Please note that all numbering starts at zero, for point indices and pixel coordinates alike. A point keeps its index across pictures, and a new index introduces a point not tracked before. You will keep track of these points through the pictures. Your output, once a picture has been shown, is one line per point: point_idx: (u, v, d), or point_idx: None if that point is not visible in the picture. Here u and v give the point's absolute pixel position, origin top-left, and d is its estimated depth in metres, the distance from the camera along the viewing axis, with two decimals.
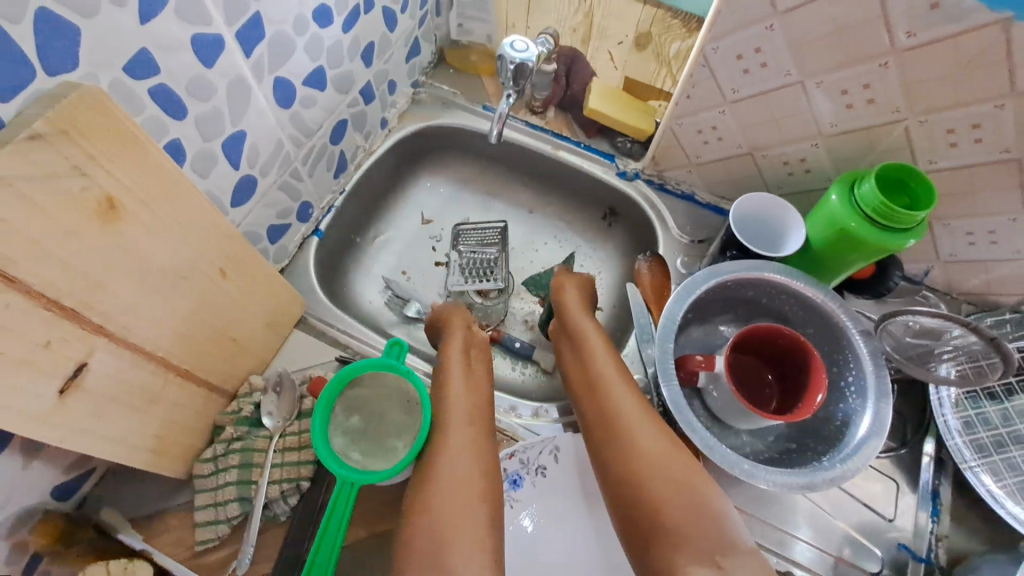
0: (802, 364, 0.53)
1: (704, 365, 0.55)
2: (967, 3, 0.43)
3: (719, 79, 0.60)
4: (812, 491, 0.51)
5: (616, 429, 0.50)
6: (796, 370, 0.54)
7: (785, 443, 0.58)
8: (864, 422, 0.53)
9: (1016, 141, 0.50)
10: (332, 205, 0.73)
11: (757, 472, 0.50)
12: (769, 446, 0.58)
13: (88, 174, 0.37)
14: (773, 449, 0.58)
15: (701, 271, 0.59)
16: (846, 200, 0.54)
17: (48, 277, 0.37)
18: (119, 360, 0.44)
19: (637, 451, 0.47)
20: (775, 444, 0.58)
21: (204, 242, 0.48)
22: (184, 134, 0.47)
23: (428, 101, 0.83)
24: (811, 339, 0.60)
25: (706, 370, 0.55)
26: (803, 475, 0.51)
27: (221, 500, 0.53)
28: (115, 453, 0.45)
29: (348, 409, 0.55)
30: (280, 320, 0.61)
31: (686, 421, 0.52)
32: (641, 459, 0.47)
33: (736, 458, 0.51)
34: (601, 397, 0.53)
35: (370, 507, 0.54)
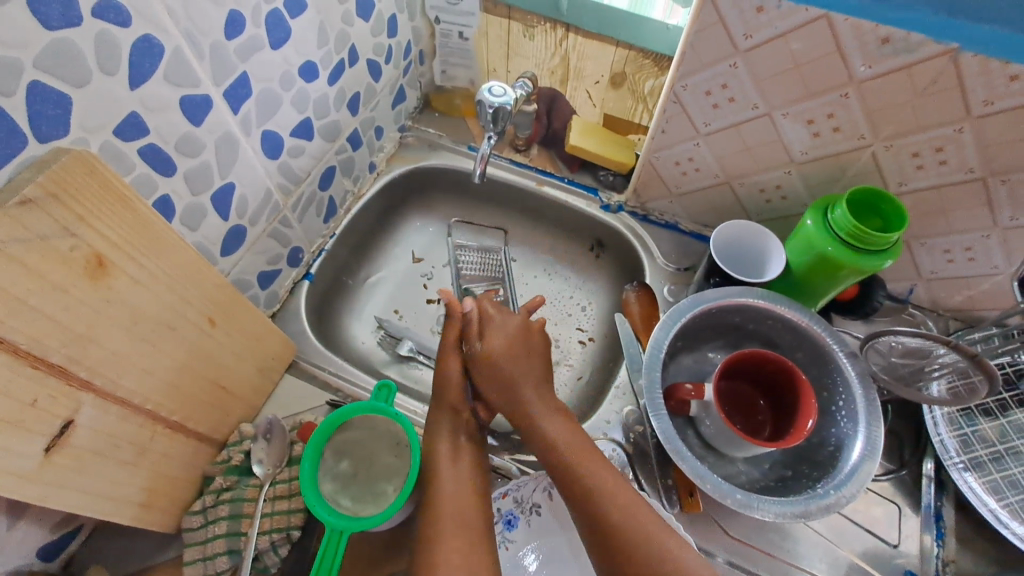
0: (790, 390, 0.53)
1: (694, 393, 0.54)
2: (915, 37, 0.45)
3: (691, 114, 0.62)
4: (808, 520, 0.50)
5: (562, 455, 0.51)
6: (788, 416, 0.53)
7: (781, 470, 0.57)
8: (855, 448, 0.53)
9: (978, 162, 0.52)
10: (322, 248, 0.75)
11: (752, 502, 0.50)
12: (765, 475, 0.57)
13: (77, 234, 0.38)
14: (768, 477, 0.57)
15: (686, 299, 0.60)
16: (821, 225, 0.56)
17: (36, 336, 0.37)
18: (106, 414, 0.44)
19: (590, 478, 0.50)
20: (770, 472, 0.57)
21: (191, 292, 0.49)
22: (172, 189, 0.49)
23: (414, 144, 0.86)
24: (799, 363, 0.60)
25: (697, 399, 0.54)
26: (798, 503, 0.50)
27: (211, 554, 0.52)
28: (103, 509, 0.45)
29: (338, 453, 0.55)
30: (270, 364, 0.62)
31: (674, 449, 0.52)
32: (596, 487, 0.49)
33: (730, 488, 0.50)
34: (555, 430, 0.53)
35: (360, 556, 0.53)
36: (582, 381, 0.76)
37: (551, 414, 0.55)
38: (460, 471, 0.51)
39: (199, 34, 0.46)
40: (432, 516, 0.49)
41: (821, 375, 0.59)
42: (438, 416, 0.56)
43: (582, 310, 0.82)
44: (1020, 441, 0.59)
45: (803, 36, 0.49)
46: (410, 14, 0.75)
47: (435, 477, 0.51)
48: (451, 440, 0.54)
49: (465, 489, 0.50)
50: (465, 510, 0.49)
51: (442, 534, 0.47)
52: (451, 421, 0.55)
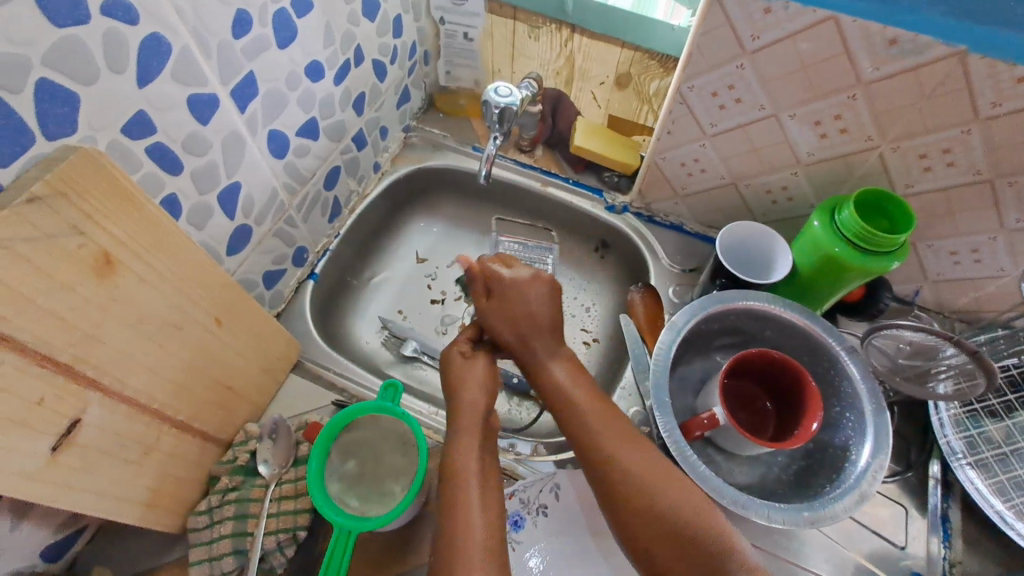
0: (788, 375, 0.53)
1: (707, 423, 0.52)
2: (923, 38, 0.45)
3: (697, 115, 0.62)
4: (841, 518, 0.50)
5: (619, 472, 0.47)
6: (794, 411, 0.53)
7: (804, 445, 0.58)
8: (863, 409, 0.54)
9: (986, 163, 0.52)
10: (327, 248, 0.75)
11: (821, 513, 0.50)
12: (790, 458, 0.58)
13: (85, 233, 0.38)
14: (796, 458, 0.58)
15: (664, 335, 0.58)
16: (828, 226, 0.56)
17: (42, 335, 0.37)
18: (113, 413, 0.43)
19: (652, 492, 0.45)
20: (795, 452, 0.58)
21: (198, 292, 0.49)
22: (180, 188, 0.49)
23: (419, 144, 0.86)
24: (773, 340, 0.62)
25: (710, 426, 0.52)
26: (850, 490, 0.51)
27: (216, 554, 0.51)
28: (109, 509, 0.45)
29: (344, 453, 0.54)
30: (276, 364, 0.62)
31: (701, 475, 0.50)
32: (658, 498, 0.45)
33: (794, 510, 0.50)
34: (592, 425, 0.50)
35: (366, 557, 0.53)
36: None
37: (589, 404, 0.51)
38: (483, 468, 0.49)
39: (207, 33, 0.46)
40: (450, 497, 0.47)
41: (801, 344, 0.60)
42: (465, 421, 0.52)
43: (586, 311, 0.82)
44: None
45: (812, 36, 0.49)
46: (415, 14, 0.75)
47: (457, 472, 0.48)
48: (474, 439, 0.51)
49: (490, 494, 0.47)
50: (493, 525, 0.45)
51: (460, 518, 0.45)
52: (472, 421, 0.52)
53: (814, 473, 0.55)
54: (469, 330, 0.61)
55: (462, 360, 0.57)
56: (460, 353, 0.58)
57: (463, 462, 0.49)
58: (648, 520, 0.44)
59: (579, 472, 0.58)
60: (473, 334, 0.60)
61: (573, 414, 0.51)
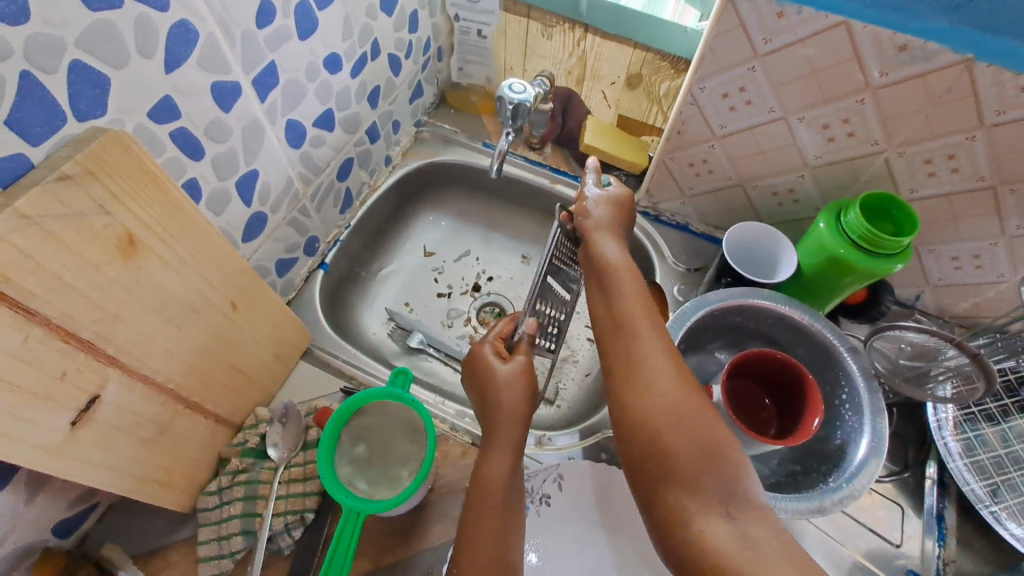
0: (798, 386, 0.54)
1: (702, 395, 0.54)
2: (933, 46, 0.47)
3: (707, 116, 0.63)
4: (820, 516, 0.51)
5: (669, 442, 0.40)
6: (797, 414, 0.53)
7: (790, 465, 0.58)
8: (863, 417, 0.55)
9: (989, 170, 0.53)
10: (338, 239, 0.76)
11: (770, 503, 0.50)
12: (792, 455, 0.59)
13: (111, 213, 0.39)
14: (779, 474, 0.58)
15: (690, 302, 0.60)
16: (833, 228, 0.57)
17: (67, 311, 0.38)
18: (131, 392, 0.44)
19: (697, 400, 0.42)
20: (785, 463, 0.58)
21: (216, 276, 0.50)
22: (200, 173, 0.50)
23: (430, 139, 0.87)
24: (803, 359, 0.61)
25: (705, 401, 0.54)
26: (813, 499, 0.50)
27: (225, 534, 0.52)
28: (123, 485, 0.46)
29: (355, 438, 0.55)
30: (287, 351, 0.63)
31: None
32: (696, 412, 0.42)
33: None
34: (640, 331, 0.47)
35: (374, 540, 0.54)
36: (589, 377, 0.76)
37: (641, 307, 0.50)
38: (509, 484, 0.49)
39: (232, 22, 0.47)
40: (476, 510, 0.47)
41: (825, 369, 0.60)
42: (514, 436, 0.52)
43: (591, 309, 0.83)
44: (1020, 448, 0.60)
45: (821, 42, 0.51)
46: (431, 11, 0.76)
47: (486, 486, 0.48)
48: (510, 443, 0.52)
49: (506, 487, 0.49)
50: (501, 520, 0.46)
51: (486, 524, 0.46)
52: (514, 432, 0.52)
53: (804, 478, 0.55)
54: (501, 327, 0.61)
55: (485, 361, 0.56)
56: (494, 352, 0.58)
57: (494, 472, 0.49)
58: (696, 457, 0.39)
59: (583, 465, 0.59)
60: (505, 333, 0.60)
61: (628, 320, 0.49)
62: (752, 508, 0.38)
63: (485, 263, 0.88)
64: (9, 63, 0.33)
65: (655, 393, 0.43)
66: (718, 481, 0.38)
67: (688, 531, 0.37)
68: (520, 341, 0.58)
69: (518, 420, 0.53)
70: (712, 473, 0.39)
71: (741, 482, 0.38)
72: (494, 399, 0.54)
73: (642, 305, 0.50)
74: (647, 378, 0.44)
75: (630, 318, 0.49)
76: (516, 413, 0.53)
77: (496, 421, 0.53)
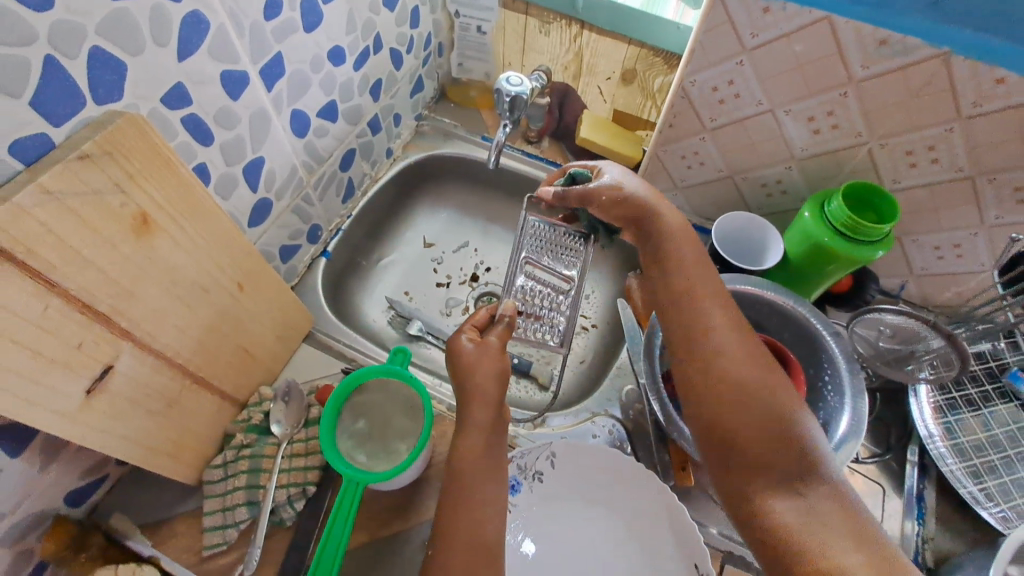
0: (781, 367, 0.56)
1: None
2: (911, 40, 0.49)
3: (698, 109, 0.65)
4: None
5: (738, 423, 0.45)
6: None
7: None
8: (844, 397, 0.56)
9: (967, 161, 0.55)
10: (340, 228, 0.78)
11: None
12: None
13: (126, 192, 0.41)
14: None
15: None
16: (817, 217, 0.59)
17: (84, 284, 0.40)
18: (142, 364, 0.47)
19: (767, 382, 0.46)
20: None
21: (224, 257, 0.52)
22: (210, 159, 0.52)
23: (430, 133, 0.90)
24: (787, 343, 0.63)
25: None
26: None
27: (229, 505, 0.54)
28: (134, 454, 0.48)
29: (355, 414, 0.57)
30: (290, 333, 0.65)
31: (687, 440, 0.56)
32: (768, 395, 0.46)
33: None
34: (707, 314, 0.50)
35: (373, 513, 0.56)
36: (584, 364, 0.78)
37: (707, 289, 0.52)
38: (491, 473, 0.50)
39: (242, 14, 0.49)
40: (453, 497, 0.49)
41: (809, 353, 0.62)
42: (484, 418, 0.53)
43: (585, 298, 0.85)
44: (1000, 431, 0.63)
45: (805, 37, 0.53)
46: (432, 7, 0.78)
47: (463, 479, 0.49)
48: (485, 424, 0.53)
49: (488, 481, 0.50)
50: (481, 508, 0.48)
51: (463, 516, 0.47)
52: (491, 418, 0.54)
53: None
54: (478, 317, 0.62)
55: (458, 349, 0.57)
56: (469, 340, 0.58)
57: (468, 459, 0.50)
58: (767, 437, 0.44)
59: (575, 444, 0.59)
60: (481, 322, 0.62)
61: (694, 302, 0.51)
62: (824, 487, 0.41)
63: (483, 254, 0.90)
64: (34, 48, 0.36)
65: (729, 378, 0.47)
66: (787, 465, 0.43)
67: (757, 503, 0.42)
68: (498, 326, 0.60)
69: (491, 406, 0.54)
70: (780, 451, 0.43)
71: (807, 459, 0.43)
72: (468, 384, 0.55)
73: (708, 286, 0.52)
74: (720, 365, 0.48)
75: (698, 300, 0.51)
76: (494, 397, 0.55)
77: (470, 403, 0.54)
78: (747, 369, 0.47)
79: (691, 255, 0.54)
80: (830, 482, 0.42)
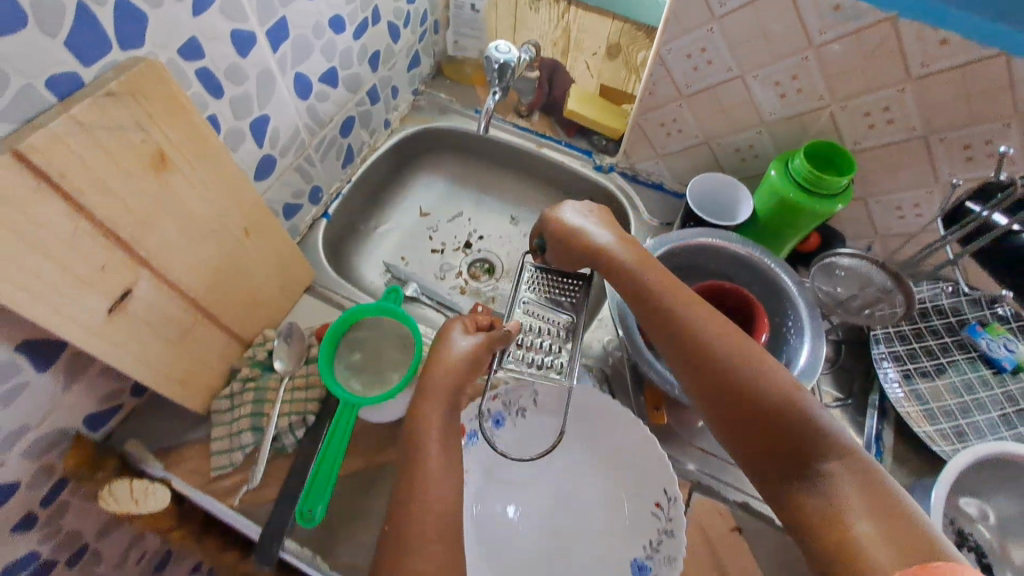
0: (746, 312, 0.61)
1: None
2: (863, 4, 0.53)
3: (674, 77, 0.69)
4: None
5: (738, 427, 0.47)
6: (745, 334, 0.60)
7: None
8: (803, 337, 0.61)
9: (920, 120, 0.59)
10: (340, 192, 0.83)
11: None
12: None
13: (146, 130, 0.46)
14: None
15: (652, 239, 0.66)
16: (783, 174, 0.64)
17: (108, 210, 0.45)
18: (158, 293, 0.51)
19: (756, 376, 0.48)
20: None
21: (232, 203, 0.56)
22: (220, 111, 0.57)
23: (426, 106, 0.94)
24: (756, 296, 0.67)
25: None
26: None
27: (235, 431, 0.59)
28: (149, 376, 0.53)
29: (350, 347, 0.62)
30: (292, 283, 0.69)
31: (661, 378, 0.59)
32: (760, 392, 0.47)
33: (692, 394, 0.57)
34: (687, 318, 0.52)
35: (368, 443, 0.61)
36: None
37: (677, 296, 0.54)
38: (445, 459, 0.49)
39: None
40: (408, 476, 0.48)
41: (775, 302, 0.66)
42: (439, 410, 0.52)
43: None
44: (958, 379, 0.67)
45: (767, 3, 0.57)
46: None
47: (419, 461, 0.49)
48: (438, 414, 0.52)
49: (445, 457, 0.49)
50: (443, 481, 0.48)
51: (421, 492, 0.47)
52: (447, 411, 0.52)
53: None
54: (481, 317, 0.60)
55: (443, 345, 0.56)
56: (462, 329, 0.58)
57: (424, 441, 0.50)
58: (767, 432, 0.46)
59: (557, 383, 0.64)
60: (480, 322, 0.60)
61: (672, 310, 0.53)
62: (837, 466, 0.42)
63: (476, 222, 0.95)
64: None
65: (719, 381, 0.49)
66: (794, 454, 0.44)
67: (778, 495, 0.44)
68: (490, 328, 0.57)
69: (443, 399, 0.52)
70: (781, 446, 0.45)
71: (808, 447, 0.44)
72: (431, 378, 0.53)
73: (677, 291, 0.54)
74: (707, 369, 0.49)
75: (673, 305, 0.53)
76: (447, 390, 0.53)
77: (426, 397, 0.53)
78: (734, 366, 0.48)
79: (652, 271, 0.56)
80: (842, 459, 0.42)
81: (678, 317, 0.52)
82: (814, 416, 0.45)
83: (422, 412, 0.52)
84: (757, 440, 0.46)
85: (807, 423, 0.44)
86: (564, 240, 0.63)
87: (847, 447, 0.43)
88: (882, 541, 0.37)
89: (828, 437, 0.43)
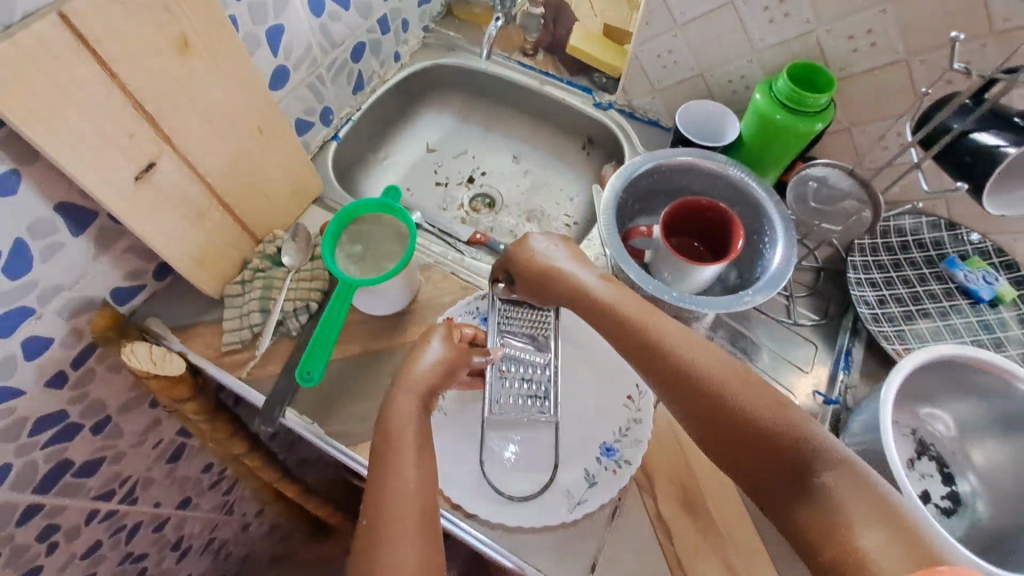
0: (725, 228, 0.64)
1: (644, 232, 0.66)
2: None
3: (670, 4, 0.72)
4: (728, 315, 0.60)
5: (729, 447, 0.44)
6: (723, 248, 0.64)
7: None
8: (778, 249, 0.64)
9: (901, 42, 0.62)
10: (350, 118, 0.88)
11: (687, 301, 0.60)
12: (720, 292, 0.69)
13: (172, 13, 0.50)
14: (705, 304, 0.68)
15: (641, 155, 0.70)
16: (768, 96, 0.66)
17: (137, 83, 0.50)
18: (179, 171, 0.56)
19: (735, 389, 0.45)
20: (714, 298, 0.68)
21: (248, 101, 0.61)
22: (238, 13, 0.62)
23: (436, 44, 0.98)
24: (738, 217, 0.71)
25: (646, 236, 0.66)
26: (724, 301, 0.60)
27: (245, 312, 0.65)
28: (168, 249, 0.58)
29: (352, 240, 0.67)
30: (302, 191, 0.74)
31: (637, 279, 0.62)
32: (741, 407, 0.44)
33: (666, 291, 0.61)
34: (661, 334, 0.50)
35: (366, 332, 0.66)
36: None
37: (648, 313, 0.52)
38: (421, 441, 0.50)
39: None
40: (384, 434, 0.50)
41: (754, 222, 0.69)
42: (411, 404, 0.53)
43: (570, 200, 0.93)
44: (931, 305, 0.69)
45: None
46: None
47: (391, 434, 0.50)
48: (414, 403, 0.53)
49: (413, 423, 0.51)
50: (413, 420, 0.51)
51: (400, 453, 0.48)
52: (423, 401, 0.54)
53: None
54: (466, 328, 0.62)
55: (419, 355, 0.57)
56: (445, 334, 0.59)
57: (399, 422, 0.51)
58: (757, 454, 0.43)
59: None
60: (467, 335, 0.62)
61: (644, 325, 0.51)
62: (829, 474, 0.39)
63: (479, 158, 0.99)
64: None
65: (697, 401, 0.46)
66: (787, 469, 0.41)
67: (783, 518, 0.40)
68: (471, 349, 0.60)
69: (420, 392, 0.54)
70: (775, 462, 0.42)
71: (799, 458, 0.41)
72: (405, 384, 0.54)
73: (643, 308, 0.53)
74: (686, 385, 0.47)
75: (645, 321, 0.52)
76: (425, 390, 0.54)
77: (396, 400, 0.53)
78: (711, 377, 0.46)
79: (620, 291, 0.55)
80: (835, 464, 0.40)
81: (653, 336, 0.51)
82: (799, 425, 0.42)
83: (399, 410, 0.52)
84: (747, 460, 0.43)
85: (797, 431, 0.42)
86: (537, 274, 0.60)
87: (835, 453, 0.40)
88: (894, 551, 0.34)
89: (820, 448, 0.41)
